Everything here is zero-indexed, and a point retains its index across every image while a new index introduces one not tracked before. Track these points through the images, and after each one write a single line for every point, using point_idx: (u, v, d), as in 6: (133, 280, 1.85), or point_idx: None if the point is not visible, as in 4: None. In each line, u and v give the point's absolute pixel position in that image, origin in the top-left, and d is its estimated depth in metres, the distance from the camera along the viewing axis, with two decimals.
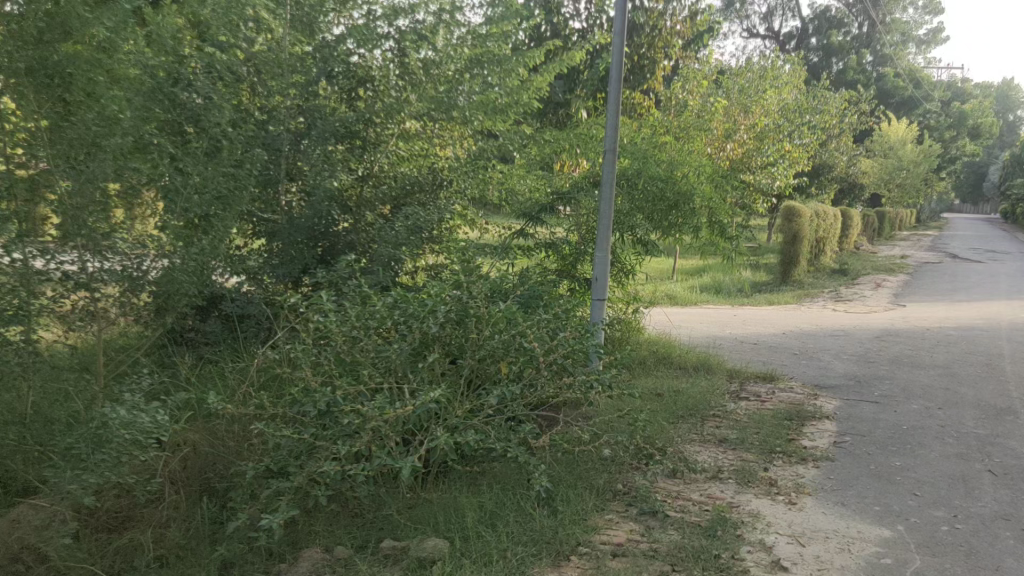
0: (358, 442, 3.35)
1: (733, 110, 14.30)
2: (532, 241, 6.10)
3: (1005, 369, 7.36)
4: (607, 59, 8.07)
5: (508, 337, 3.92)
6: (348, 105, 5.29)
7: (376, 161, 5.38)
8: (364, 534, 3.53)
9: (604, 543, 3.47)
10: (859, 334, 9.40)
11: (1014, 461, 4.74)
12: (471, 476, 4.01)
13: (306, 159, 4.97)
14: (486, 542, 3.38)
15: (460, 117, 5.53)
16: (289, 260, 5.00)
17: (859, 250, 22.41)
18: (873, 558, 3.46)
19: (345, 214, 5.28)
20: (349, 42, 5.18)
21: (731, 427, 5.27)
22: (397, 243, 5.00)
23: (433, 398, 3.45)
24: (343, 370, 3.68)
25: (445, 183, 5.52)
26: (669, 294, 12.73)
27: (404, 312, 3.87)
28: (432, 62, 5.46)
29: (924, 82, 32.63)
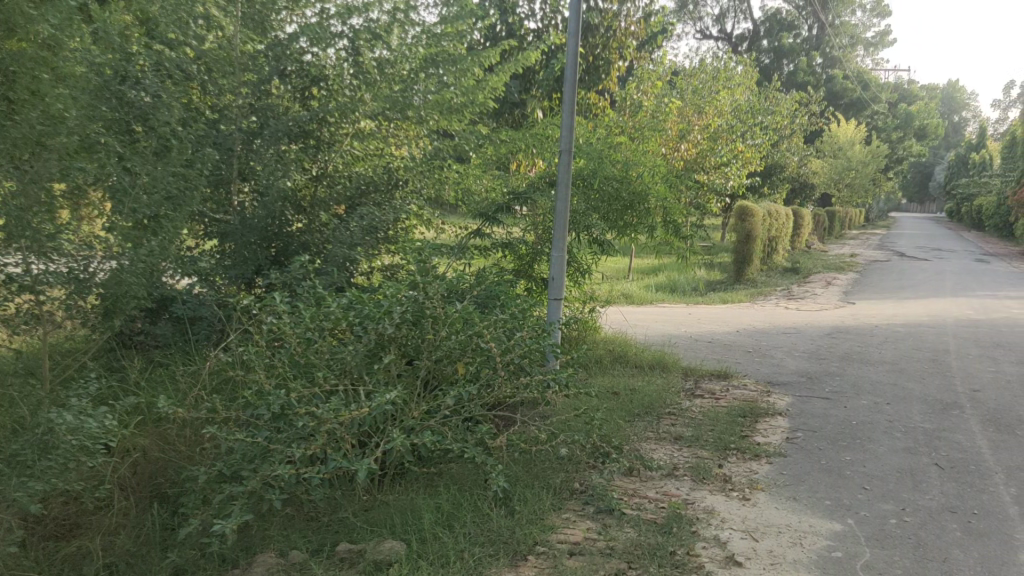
0: (313, 445, 3.30)
1: (687, 110, 14.46)
2: (489, 241, 6.07)
3: (951, 365, 7.54)
4: (562, 60, 8.09)
5: (464, 338, 3.90)
6: (302, 104, 5.23)
7: (330, 160, 5.29)
8: (320, 538, 3.48)
9: (561, 542, 3.46)
10: (810, 331, 9.55)
11: (960, 455, 4.85)
12: (428, 477, 3.98)
13: (259, 160, 4.89)
14: (443, 543, 3.35)
15: (415, 116, 5.51)
16: (241, 261, 4.92)
17: (810, 248, 22.82)
18: (825, 551, 3.51)
19: (298, 214, 5.18)
20: (301, 41, 5.10)
21: (686, 425, 5.31)
22: (352, 243, 4.96)
23: (389, 399, 3.41)
24: (297, 372, 3.63)
25: (400, 183, 5.44)
26: (625, 293, 12.80)
27: (359, 313, 3.80)
28: (386, 62, 5.42)
29: (873, 84, 33.28)
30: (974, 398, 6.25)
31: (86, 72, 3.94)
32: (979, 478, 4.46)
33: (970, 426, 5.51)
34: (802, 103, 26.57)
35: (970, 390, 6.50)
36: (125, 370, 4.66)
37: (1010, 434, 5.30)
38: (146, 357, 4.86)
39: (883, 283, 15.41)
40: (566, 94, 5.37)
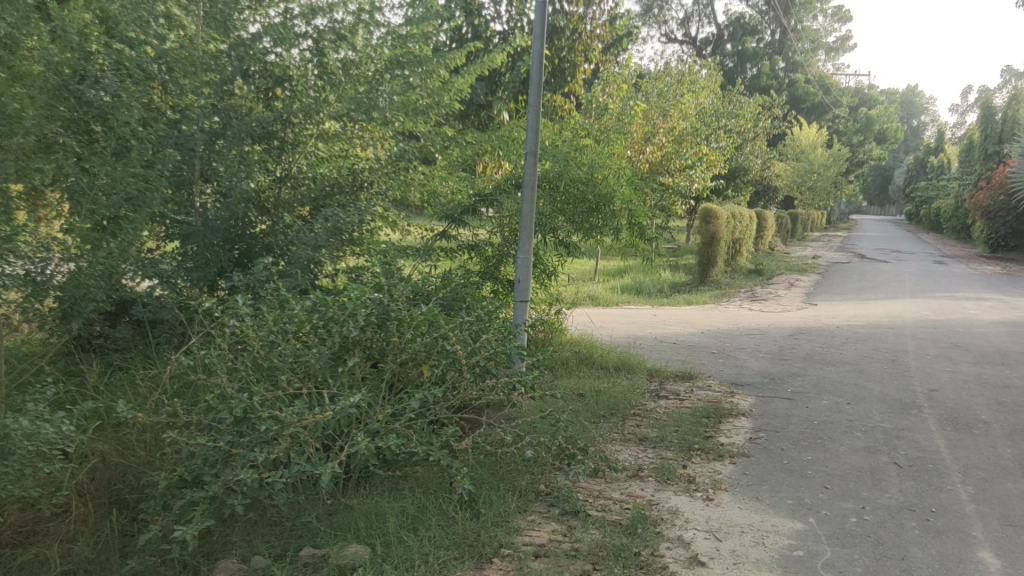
0: (276, 449, 3.25)
1: (653, 113, 14.55)
2: (455, 243, 5.98)
3: (909, 365, 7.67)
4: (528, 62, 8.09)
5: (430, 340, 3.87)
6: (265, 105, 5.12)
7: (294, 161, 5.24)
8: (282, 543, 3.44)
9: (526, 544, 3.45)
10: (774, 332, 9.65)
11: (918, 453, 4.93)
12: (393, 480, 3.95)
13: (222, 161, 4.79)
14: (408, 546, 3.32)
15: (380, 117, 5.47)
16: (204, 263, 4.82)
17: (773, 250, 23.09)
18: (787, 550, 3.54)
19: (262, 216, 5.07)
20: (265, 41, 5.06)
21: (651, 426, 5.34)
22: (316, 245, 4.90)
23: (353, 402, 3.38)
24: (260, 374, 3.59)
25: (365, 184, 5.44)
26: (591, 295, 12.85)
27: (323, 316, 3.73)
28: (352, 63, 5.40)
29: (834, 89, 33.78)
30: (932, 398, 6.36)
31: (43, 69, 3.87)
32: (937, 476, 4.53)
33: (928, 425, 5.60)
34: (765, 106, 26.89)
35: (928, 390, 6.61)
36: (83, 374, 4.58)
37: (967, 433, 5.39)
38: (106, 361, 4.82)
39: (844, 285, 15.63)
40: (531, 97, 5.37)
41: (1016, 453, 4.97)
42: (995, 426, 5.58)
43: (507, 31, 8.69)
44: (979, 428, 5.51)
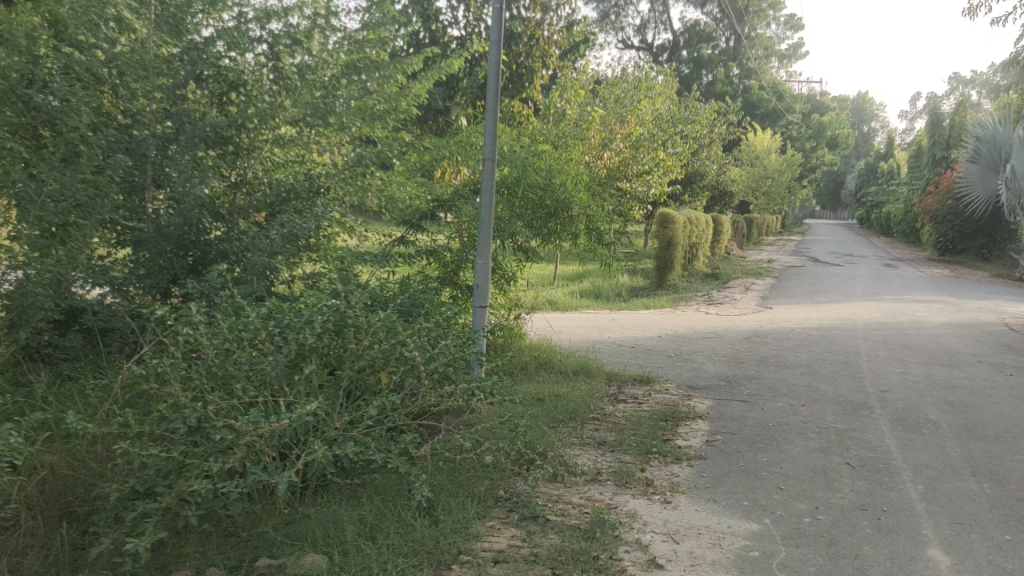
0: (231, 459, 3.19)
1: (610, 119, 14.65)
2: (413, 249, 5.89)
3: (861, 366, 7.81)
4: (485, 68, 8.10)
5: (388, 347, 3.85)
6: (219, 109, 5.07)
7: (248, 167, 5.12)
8: (238, 554, 3.39)
9: (485, 551, 3.45)
10: (730, 336, 9.78)
11: (870, 454, 5.03)
12: (351, 488, 3.91)
13: (174, 167, 4.68)
14: (366, 555, 3.30)
15: (337, 122, 5.41)
16: (157, 270, 4.75)
17: (729, 253, 23.37)
18: (743, 551, 3.59)
19: (217, 222, 4.98)
20: (218, 44, 4.97)
21: (609, 430, 5.36)
22: (272, 251, 4.83)
23: (309, 411, 3.33)
24: (215, 383, 3.54)
25: (322, 190, 5.32)
26: (550, 300, 12.89)
27: (280, 323, 3.70)
28: (308, 67, 5.35)
29: (787, 95, 34.34)
30: (883, 399, 6.48)
31: None
32: (888, 476, 4.63)
33: (879, 425, 5.71)
34: (720, 112, 27.23)
35: (880, 390, 6.74)
36: (31, 385, 4.46)
37: (917, 433, 5.51)
38: (54, 370, 4.66)
39: (798, 288, 15.87)
40: (489, 103, 5.37)
41: (964, 452, 5.09)
42: (944, 426, 5.71)
43: (464, 37, 8.70)
44: (928, 428, 5.64)
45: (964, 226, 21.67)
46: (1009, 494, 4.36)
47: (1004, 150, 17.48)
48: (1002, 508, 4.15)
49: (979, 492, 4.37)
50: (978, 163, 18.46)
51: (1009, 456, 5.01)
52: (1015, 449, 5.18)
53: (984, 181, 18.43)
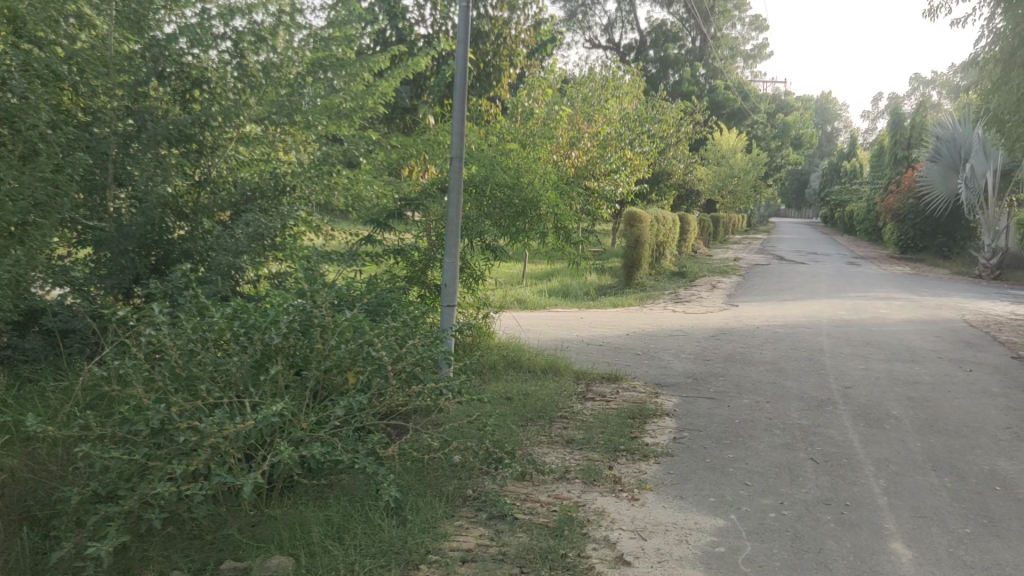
0: (195, 461, 3.14)
1: (577, 118, 14.65)
2: (380, 248, 5.76)
3: (825, 363, 7.90)
4: (452, 66, 8.07)
5: (355, 347, 3.78)
6: (182, 107, 4.94)
7: (213, 166, 5.02)
8: (202, 556, 3.34)
9: (453, 550, 3.44)
10: (697, 333, 9.85)
11: (834, 449, 5.09)
12: (318, 488, 3.87)
13: (136, 165, 4.64)
14: (333, 556, 3.26)
15: (302, 121, 5.34)
16: (119, 270, 4.67)
17: (695, 252, 23.51)
18: (709, 547, 3.61)
19: (180, 221, 4.90)
20: (180, 41, 4.88)
21: (577, 428, 5.37)
22: (237, 250, 4.70)
23: (275, 411, 3.28)
24: (178, 384, 3.47)
25: (288, 189, 5.19)
26: (518, 299, 12.88)
27: (244, 323, 3.63)
28: (272, 65, 5.28)
29: (752, 95, 34.65)
30: (846, 395, 6.56)
31: None
32: (852, 471, 4.68)
33: (842, 421, 5.78)
34: (685, 111, 27.38)
35: (843, 387, 6.83)
36: None
37: (879, 428, 5.59)
38: (13, 373, 4.55)
39: (763, 286, 16.02)
40: (456, 101, 5.34)
41: (925, 447, 5.16)
42: (906, 421, 5.80)
43: (431, 36, 8.67)
44: (890, 423, 5.72)
45: (925, 225, 22.04)
46: (969, 487, 4.43)
47: (964, 150, 17.81)
48: (962, 501, 4.22)
49: (940, 486, 4.44)
50: (938, 163, 18.80)
51: (968, 451, 5.10)
52: (974, 443, 5.27)
53: (944, 181, 18.76)
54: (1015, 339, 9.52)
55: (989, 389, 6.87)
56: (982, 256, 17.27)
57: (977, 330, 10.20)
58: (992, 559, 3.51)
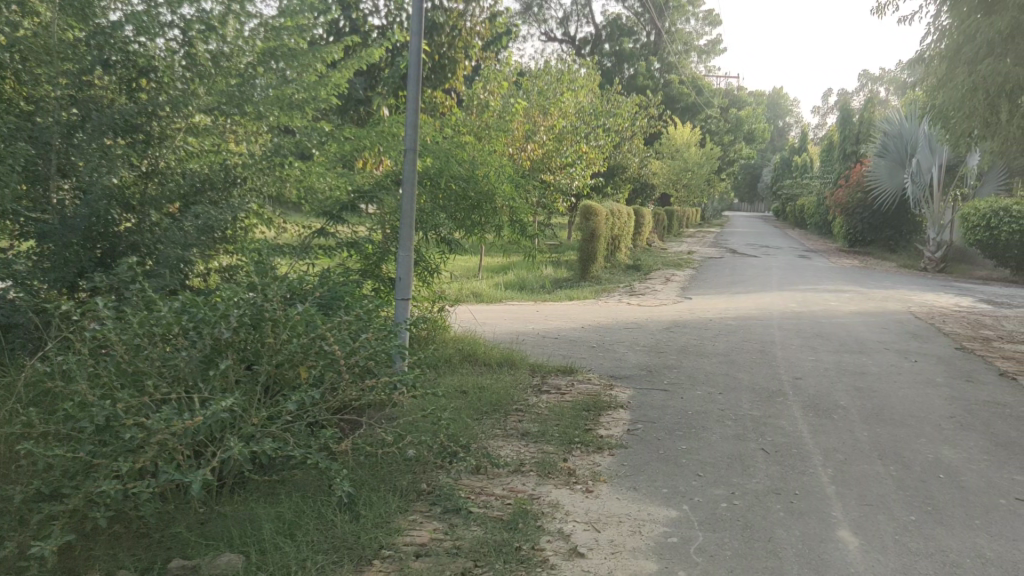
0: (142, 458, 3.02)
1: (533, 112, 14.58)
2: (333, 240, 5.63)
3: (776, 354, 7.99)
4: (406, 57, 7.95)
5: (307, 341, 3.66)
6: (128, 97, 4.75)
7: (161, 156, 4.83)
8: (150, 555, 3.21)
9: (407, 545, 3.38)
10: (651, 326, 9.89)
11: (783, 439, 5.13)
12: (270, 485, 3.78)
13: (80, 155, 4.45)
14: (284, 553, 3.17)
15: (253, 112, 5.20)
16: (62, 263, 4.43)
17: (650, 246, 23.66)
18: (662, 537, 3.60)
19: (127, 213, 4.67)
20: (127, 29, 4.70)
21: (532, 421, 5.34)
22: (185, 243, 4.52)
23: (225, 407, 3.17)
24: (125, 381, 3.32)
25: (239, 180, 5.04)
26: (474, 292, 12.82)
27: (193, 317, 3.51)
28: (222, 55, 5.13)
29: (706, 90, 34.93)
30: (796, 386, 6.64)
31: None
32: (801, 461, 4.72)
33: (792, 411, 5.84)
34: (640, 105, 27.54)
35: (793, 377, 6.91)
36: None
37: (828, 418, 5.65)
38: None
39: (717, 279, 16.17)
40: (410, 92, 5.23)
41: (871, 436, 5.23)
42: (853, 411, 5.88)
43: (385, 26, 8.55)
44: (839, 413, 5.80)
45: (872, 218, 22.46)
46: (913, 475, 4.50)
47: (911, 146, 18.16)
48: (907, 489, 4.28)
49: (886, 474, 4.50)
50: (886, 158, 19.13)
51: (914, 440, 5.18)
52: (919, 432, 5.37)
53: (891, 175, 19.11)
54: (959, 330, 9.74)
55: (934, 379, 7.00)
56: (927, 250, 17.69)
57: (922, 321, 10.42)
58: (937, 546, 3.55)
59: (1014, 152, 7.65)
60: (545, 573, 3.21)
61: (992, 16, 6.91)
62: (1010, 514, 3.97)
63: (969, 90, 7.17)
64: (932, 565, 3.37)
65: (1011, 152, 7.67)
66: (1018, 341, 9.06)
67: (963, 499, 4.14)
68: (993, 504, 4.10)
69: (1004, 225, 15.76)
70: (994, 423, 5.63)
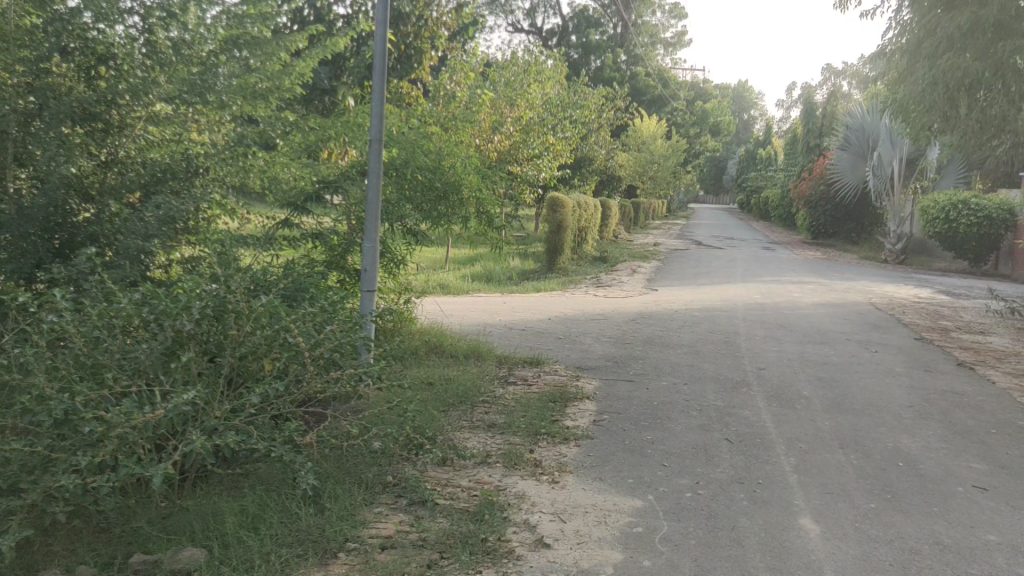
0: (102, 453, 2.94)
1: (500, 103, 14.46)
2: (297, 231, 5.54)
3: (740, 345, 8.04)
4: (372, 48, 7.88)
5: (271, 333, 3.59)
6: (87, 84, 4.65)
7: (120, 146, 4.69)
8: (110, 550, 3.14)
9: (372, 537, 3.34)
10: (617, 317, 9.91)
11: (747, 429, 5.16)
12: (233, 478, 3.73)
13: (38, 144, 4.34)
14: (247, 547, 3.12)
15: (216, 101, 5.00)
16: (20, 254, 4.32)
17: (617, 238, 23.71)
18: (627, 527, 3.60)
19: (86, 203, 4.57)
20: (85, 15, 4.58)
21: (499, 413, 5.32)
22: (147, 234, 4.38)
23: (187, 399, 3.09)
24: (84, 373, 3.24)
25: (201, 170, 4.93)
26: (440, 283, 12.74)
27: (155, 309, 3.41)
28: (182, 42, 4.98)
29: (672, 82, 35.04)
30: (760, 376, 6.70)
31: None
32: (764, 450, 4.76)
33: (756, 402, 5.88)
34: (607, 98, 27.59)
35: (757, 368, 6.96)
36: None
37: (791, 408, 5.70)
38: None
39: (682, 270, 16.26)
40: (375, 82, 5.15)
41: (833, 426, 5.29)
42: (815, 400, 5.94)
43: (350, 14, 8.60)
44: (801, 403, 5.86)
45: (835, 211, 22.73)
46: (874, 464, 4.55)
47: (872, 139, 18.42)
48: (868, 477, 4.33)
49: (848, 463, 4.54)
50: (848, 151, 19.35)
51: (874, 429, 5.23)
52: (880, 421, 5.43)
53: (853, 169, 19.37)
54: (918, 321, 9.89)
55: (894, 368, 7.11)
56: (888, 242, 17.95)
57: (882, 312, 10.58)
58: (896, 533, 3.59)
59: (972, 147, 7.76)
60: (511, 564, 3.19)
61: (952, 11, 6.98)
62: (967, 501, 4.03)
63: (929, 84, 7.24)
64: (892, 552, 3.40)
65: (970, 146, 7.76)
66: (975, 332, 9.22)
67: (922, 487, 4.20)
68: (950, 491, 4.15)
69: (963, 218, 16.02)
70: (952, 412, 5.72)
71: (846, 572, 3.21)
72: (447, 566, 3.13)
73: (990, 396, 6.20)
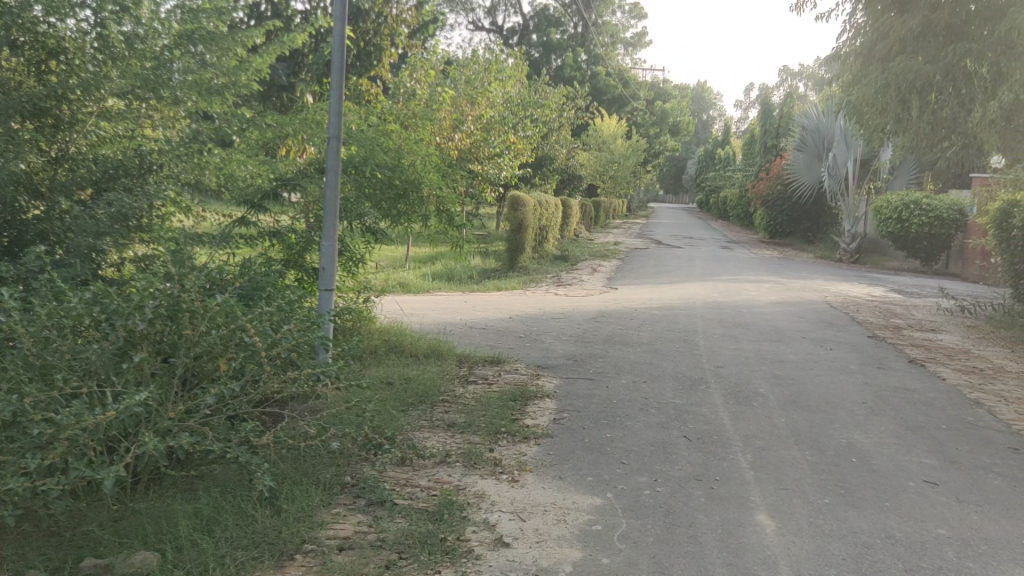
0: (51, 455, 2.84)
1: (461, 101, 14.23)
2: (254, 229, 5.42)
3: (699, 343, 8.09)
4: (330, 44, 7.80)
5: (227, 333, 3.50)
6: (37, 80, 4.50)
7: (70, 143, 4.56)
8: (61, 554, 3.03)
9: (330, 538, 3.28)
10: (577, 315, 9.93)
11: (705, 426, 5.19)
12: (187, 481, 3.64)
13: None
14: (201, 550, 3.04)
15: (170, 96, 4.94)
16: None
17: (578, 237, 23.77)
18: (586, 525, 3.59)
19: (35, 201, 4.37)
20: (36, 9, 4.47)
21: (459, 412, 5.27)
22: (98, 232, 4.24)
23: (139, 401, 2.99)
24: (33, 374, 3.09)
25: (155, 167, 4.72)
26: (400, 282, 12.65)
27: (106, 309, 3.30)
28: (136, 36, 4.84)
29: (632, 82, 35.27)
30: (718, 373, 6.74)
31: None
32: (722, 447, 4.79)
33: (713, 399, 5.91)
34: (568, 97, 27.64)
35: (715, 366, 7.01)
36: None
37: (748, 405, 5.74)
38: None
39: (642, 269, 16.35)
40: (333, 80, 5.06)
41: (789, 423, 5.33)
42: (772, 398, 5.99)
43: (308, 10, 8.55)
44: (758, 400, 5.90)
45: (792, 210, 23.02)
46: (829, 460, 4.60)
47: (828, 140, 18.66)
48: (823, 472, 4.37)
49: (803, 459, 4.58)
50: (805, 152, 19.60)
51: (828, 426, 5.29)
52: (835, 417, 5.50)
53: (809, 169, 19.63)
54: (873, 319, 10.04)
55: (848, 366, 7.21)
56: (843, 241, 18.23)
57: (838, 310, 10.72)
58: (850, 527, 3.63)
59: (923, 148, 7.89)
60: (470, 563, 3.16)
61: (906, 14, 7.07)
62: (918, 495, 4.09)
63: (882, 86, 7.34)
64: (846, 546, 3.43)
65: (921, 147, 7.90)
66: (927, 330, 9.39)
67: (875, 482, 4.25)
68: (902, 486, 4.21)
69: (915, 218, 16.32)
70: (904, 408, 5.80)
71: (801, 567, 3.23)
72: (406, 566, 3.08)
73: (941, 393, 6.30)
